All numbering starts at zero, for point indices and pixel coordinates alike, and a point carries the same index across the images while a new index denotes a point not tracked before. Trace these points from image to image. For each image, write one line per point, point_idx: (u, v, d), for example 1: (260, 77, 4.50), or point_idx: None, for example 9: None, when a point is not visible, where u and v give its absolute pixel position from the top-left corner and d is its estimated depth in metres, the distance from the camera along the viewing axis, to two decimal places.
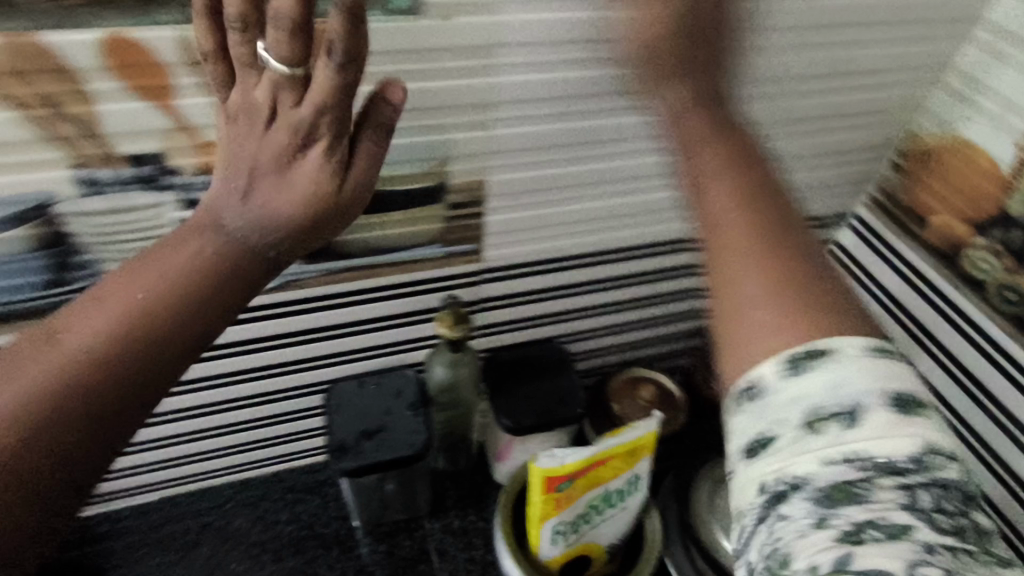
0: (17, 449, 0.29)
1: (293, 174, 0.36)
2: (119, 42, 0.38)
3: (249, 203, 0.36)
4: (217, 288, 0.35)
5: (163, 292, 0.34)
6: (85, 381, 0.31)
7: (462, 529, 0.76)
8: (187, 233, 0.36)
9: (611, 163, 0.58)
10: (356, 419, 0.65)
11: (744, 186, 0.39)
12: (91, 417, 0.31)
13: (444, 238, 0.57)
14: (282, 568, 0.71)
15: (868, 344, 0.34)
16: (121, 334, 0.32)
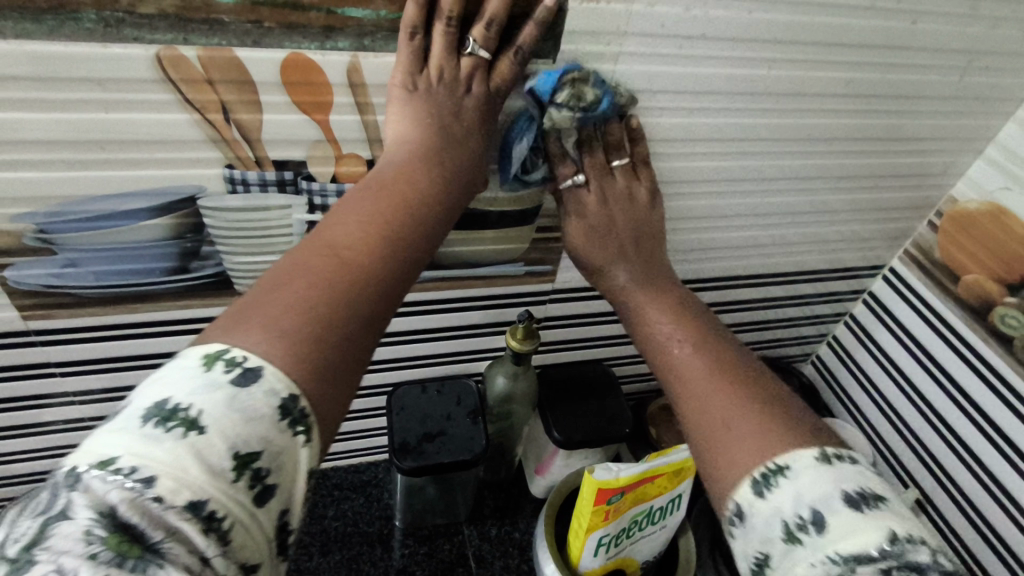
0: (320, 371, 0.34)
1: (466, 136, 0.46)
2: (299, 61, 0.43)
3: (422, 145, 0.44)
4: (422, 231, 0.41)
5: (372, 222, 0.39)
6: (343, 317, 0.36)
7: (498, 538, 0.79)
8: (367, 180, 0.42)
9: (682, 204, 0.63)
10: (418, 422, 0.69)
11: (717, 371, 0.44)
12: (358, 345, 0.36)
13: (526, 257, 0.63)
14: (326, 561, 0.74)
15: (828, 450, 0.37)
16: (359, 276, 0.37)
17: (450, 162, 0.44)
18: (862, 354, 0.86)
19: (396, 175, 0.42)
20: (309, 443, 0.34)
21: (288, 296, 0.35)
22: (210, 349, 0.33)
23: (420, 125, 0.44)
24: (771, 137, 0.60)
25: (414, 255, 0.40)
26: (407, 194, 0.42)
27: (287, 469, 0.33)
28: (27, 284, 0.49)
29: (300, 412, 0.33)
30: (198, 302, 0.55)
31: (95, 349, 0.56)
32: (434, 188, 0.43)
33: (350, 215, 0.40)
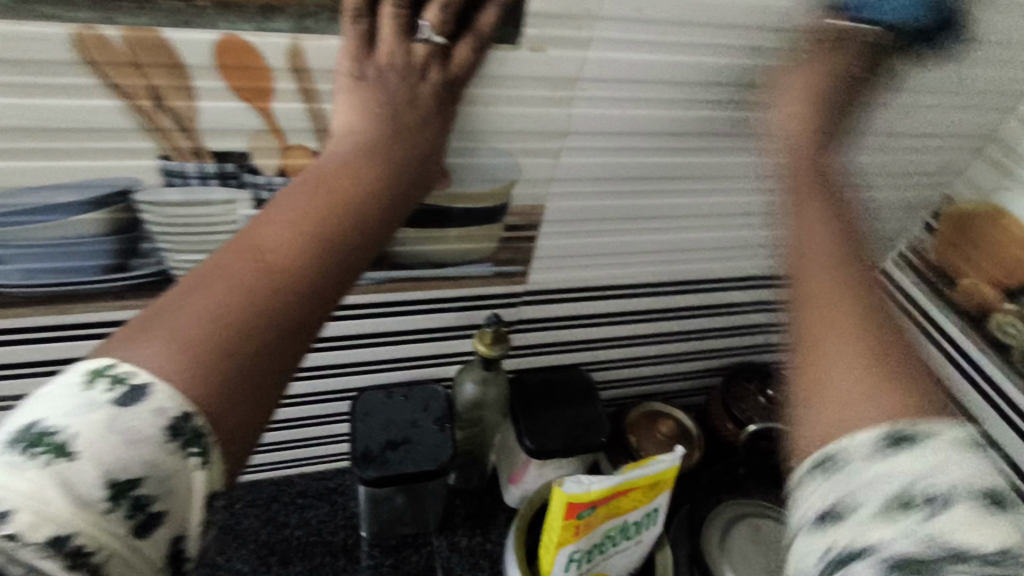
0: (225, 389, 0.31)
1: (417, 127, 0.42)
2: (236, 43, 0.39)
3: (370, 139, 0.40)
4: (359, 233, 0.37)
5: (305, 222, 0.36)
6: (256, 327, 0.33)
7: (468, 549, 0.76)
8: (308, 174, 0.38)
9: (661, 202, 0.60)
10: (383, 429, 0.66)
11: (874, 335, 0.38)
12: (274, 358, 0.33)
13: (495, 257, 0.59)
14: (287, 573, 0.71)
15: (963, 434, 0.32)
16: (277, 282, 0.34)
17: (395, 155, 0.40)
18: None
19: (334, 170, 0.38)
20: (205, 464, 0.31)
21: (196, 303, 0.32)
22: (98, 364, 0.31)
23: (363, 116, 0.41)
24: (758, 131, 0.56)
25: (348, 259, 0.37)
26: (343, 191, 0.38)
27: (179, 494, 0.31)
28: None
29: (193, 433, 0.30)
30: (139, 303, 0.52)
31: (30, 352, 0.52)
32: (375, 184, 0.39)
33: (279, 212, 0.36)
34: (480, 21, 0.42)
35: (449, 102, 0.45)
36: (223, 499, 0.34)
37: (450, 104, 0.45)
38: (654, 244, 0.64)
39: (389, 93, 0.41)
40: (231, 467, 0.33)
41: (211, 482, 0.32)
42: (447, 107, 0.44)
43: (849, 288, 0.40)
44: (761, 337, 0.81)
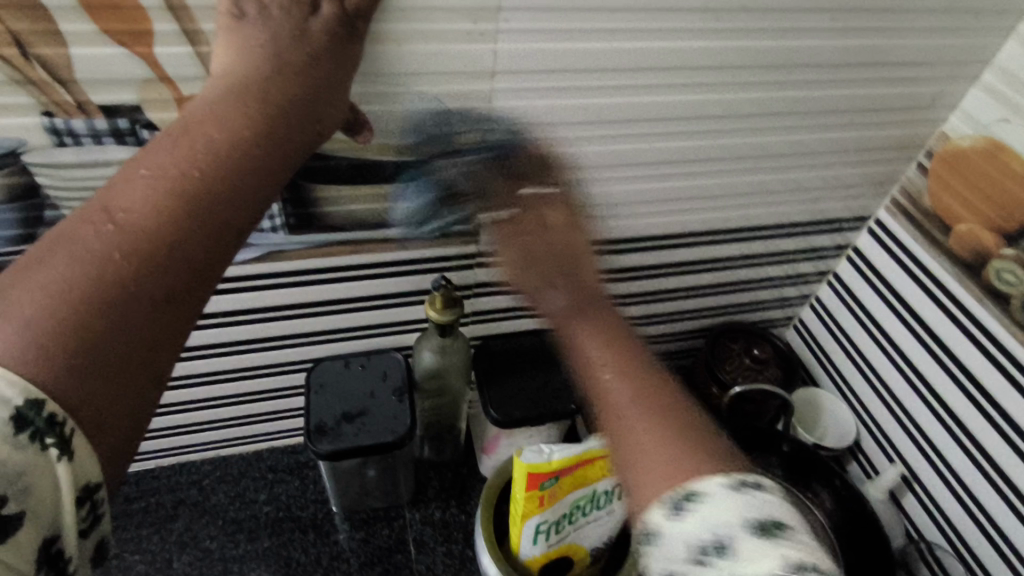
0: (80, 371, 0.28)
1: (309, 69, 0.37)
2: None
3: (249, 77, 0.36)
4: (239, 189, 0.34)
5: (167, 177, 0.32)
6: (112, 300, 0.29)
7: (442, 521, 0.73)
8: (179, 124, 0.34)
9: (616, 146, 0.55)
10: (338, 401, 0.63)
11: (640, 390, 0.39)
12: (139, 334, 0.30)
13: (440, 215, 0.55)
14: (255, 549, 0.69)
15: (735, 476, 0.33)
16: (139, 249, 0.30)
17: (282, 102, 0.36)
18: (845, 319, 0.77)
19: (204, 118, 0.34)
20: (65, 459, 0.28)
21: (40, 279, 0.29)
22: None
23: (245, 57, 0.36)
24: (720, 65, 0.51)
25: (226, 218, 0.33)
26: (217, 143, 0.34)
27: (39, 492, 0.28)
28: None
29: (45, 427, 0.27)
30: None
31: None
32: (253, 125, 0.35)
33: (140, 170, 0.32)
34: None
35: (353, 40, 0.40)
36: (101, 492, 0.31)
37: (354, 41, 0.40)
38: (616, 194, 0.59)
39: (272, 35, 0.37)
40: (105, 459, 0.30)
41: (82, 474, 0.29)
42: (351, 46, 0.40)
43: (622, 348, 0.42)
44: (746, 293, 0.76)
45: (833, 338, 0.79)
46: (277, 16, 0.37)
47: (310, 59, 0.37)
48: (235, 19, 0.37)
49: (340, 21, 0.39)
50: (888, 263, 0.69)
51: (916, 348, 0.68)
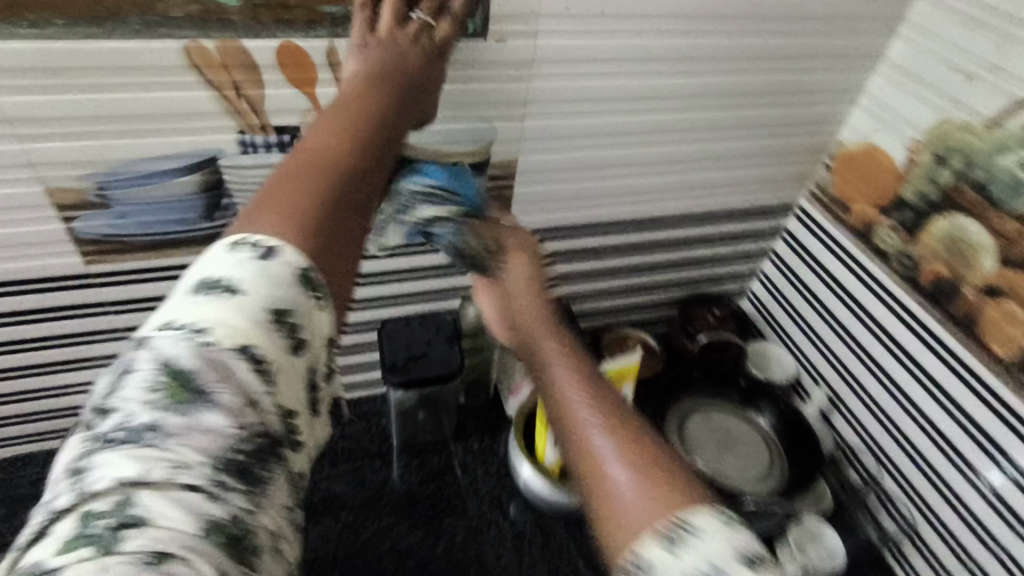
0: (319, 241, 0.41)
1: (416, 70, 0.55)
2: (291, 47, 0.57)
3: (376, 72, 0.53)
4: (380, 137, 0.49)
5: (341, 130, 0.48)
6: (330, 194, 0.43)
7: (480, 450, 0.93)
8: (337, 103, 0.51)
9: (608, 153, 0.77)
10: (405, 347, 0.83)
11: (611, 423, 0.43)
12: (339, 218, 0.43)
13: (483, 203, 0.77)
14: (335, 471, 0.89)
15: (686, 521, 0.36)
16: (328, 165, 0.44)
17: (394, 89, 0.53)
18: (784, 285, 0.99)
19: (349, 98, 0.51)
20: (324, 304, 0.41)
21: (281, 195, 0.42)
22: (236, 239, 0.40)
23: (370, 65, 0.54)
24: (678, 94, 0.74)
25: (381, 149, 0.49)
26: (358, 112, 0.50)
27: (313, 331, 0.40)
28: (92, 233, 0.64)
29: (316, 280, 0.40)
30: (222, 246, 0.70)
31: (145, 290, 0.72)
32: (384, 102, 0.52)
33: (320, 129, 0.48)
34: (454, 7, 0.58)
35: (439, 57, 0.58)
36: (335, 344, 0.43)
37: (442, 60, 0.58)
38: (608, 188, 0.81)
39: (390, 47, 0.55)
40: (337, 310, 0.43)
41: (322, 330, 0.41)
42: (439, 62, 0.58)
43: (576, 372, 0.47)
44: (711, 269, 0.99)
45: (777, 303, 1.01)
46: (390, 41, 0.55)
47: (414, 64, 0.55)
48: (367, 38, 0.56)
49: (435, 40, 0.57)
50: (810, 238, 0.93)
51: (833, 300, 0.90)
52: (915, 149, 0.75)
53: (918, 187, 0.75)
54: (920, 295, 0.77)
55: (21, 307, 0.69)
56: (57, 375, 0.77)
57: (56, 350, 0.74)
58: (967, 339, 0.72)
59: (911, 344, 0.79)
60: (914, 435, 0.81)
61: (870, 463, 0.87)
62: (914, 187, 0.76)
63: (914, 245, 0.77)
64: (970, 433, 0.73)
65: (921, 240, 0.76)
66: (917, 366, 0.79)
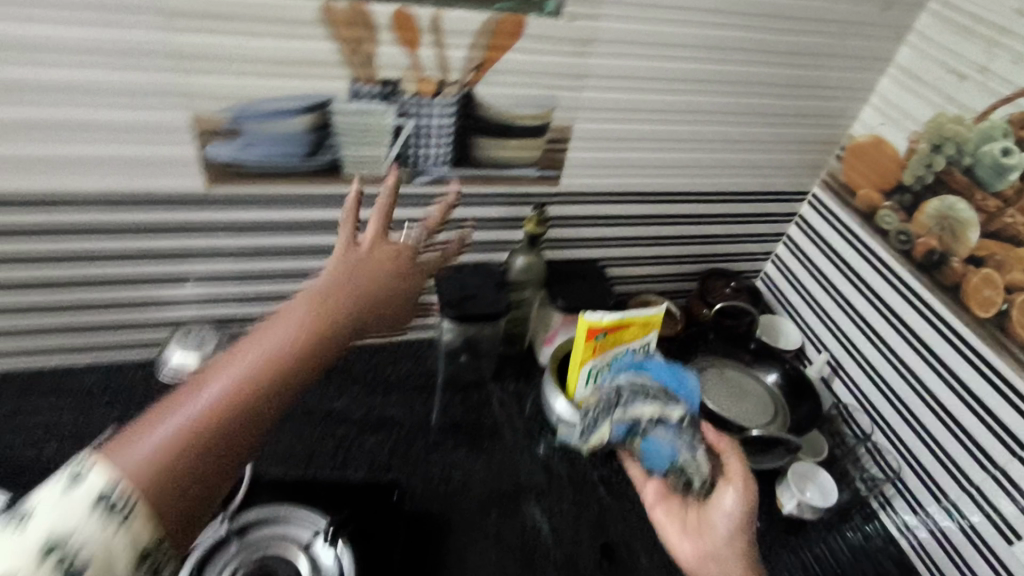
0: (174, 492, 0.42)
1: (364, 286, 0.57)
2: (352, 199, 0.60)
3: (341, 290, 0.55)
4: (321, 355, 0.51)
5: (253, 364, 0.47)
6: (211, 433, 0.44)
7: (516, 390, 1.05)
8: (279, 318, 0.51)
9: (650, 129, 0.90)
10: (460, 288, 0.94)
11: None
12: (219, 453, 0.44)
13: (539, 164, 0.89)
14: (387, 398, 0.99)
15: None
16: (263, 375, 0.47)
17: (345, 310, 0.54)
18: (794, 265, 1.10)
19: (307, 304, 0.53)
20: (125, 521, 0.40)
21: (149, 434, 0.43)
22: (78, 465, 0.41)
23: (348, 269, 0.56)
24: (712, 79, 0.87)
25: (291, 391, 0.49)
26: (289, 338, 0.50)
27: (106, 559, 0.39)
28: (220, 159, 0.77)
29: (117, 501, 0.40)
30: (320, 181, 0.82)
31: (245, 216, 0.83)
32: (345, 317, 0.54)
33: (253, 344, 0.49)
34: None
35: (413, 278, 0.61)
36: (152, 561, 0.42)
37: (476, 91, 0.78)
38: (647, 160, 0.94)
39: (351, 271, 0.57)
40: (153, 529, 0.41)
41: (122, 556, 0.40)
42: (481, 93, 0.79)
43: None
44: (730, 247, 1.11)
45: (787, 282, 1.12)
46: (366, 257, 0.58)
47: (369, 271, 0.58)
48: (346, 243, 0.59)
49: (397, 297, 0.59)
50: (820, 221, 1.04)
51: (837, 275, 1.01)
52: (916, 140, 0.87)
53: (917, 172, 0.87)
54: (913, 267, 0.88)
55: (144, 221, 0.80)
56: (158, 289, 0.88)
57: (165, 265, 0.85)
58: (953, 303, 0.83)
59: (904, 311, 0.90)
60: (904, 392, 0.91)
61: (863, 420, 0.97)
62: (913, 172, 0.88)
63: (911, 224, 0.88)
64: (951, 385, 0.84)
65: (917, 219, 0.88)
66: (908, 330, 0.90)
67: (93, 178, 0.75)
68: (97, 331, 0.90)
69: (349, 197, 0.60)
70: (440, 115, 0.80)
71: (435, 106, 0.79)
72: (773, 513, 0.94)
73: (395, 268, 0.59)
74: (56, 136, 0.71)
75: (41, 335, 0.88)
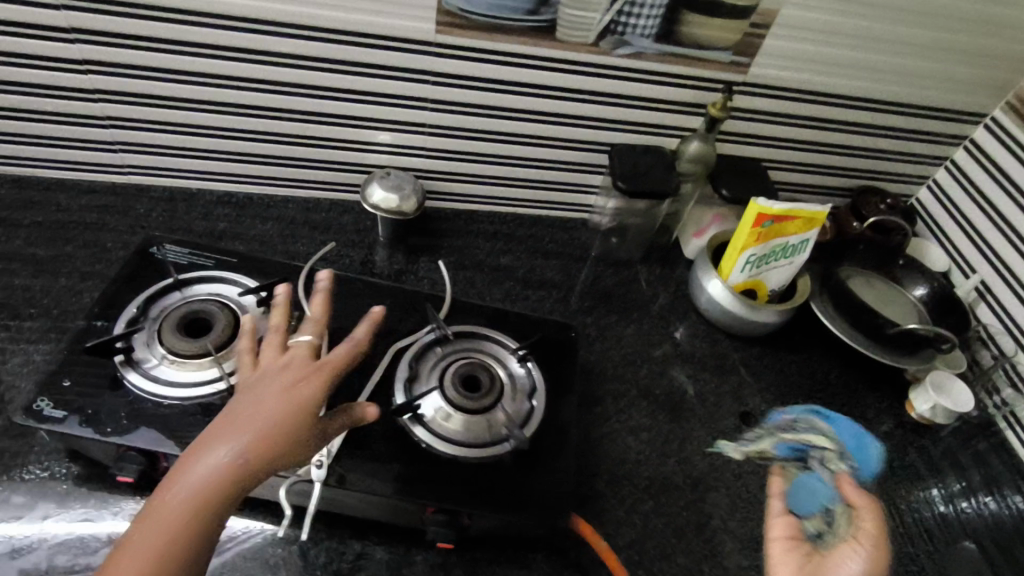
0: None
1: (292, 412, 0.61)
2: (250, 326, 0.70)
3: (261, 386, 0.63)
4: (268, 470, 0.58)
5: (212, 480, 0.56)
6: (187, 529, 0.54)
7: (663, 274, 1.11)
8: (222, 424, 0.60)
9: (851, 25, 0.91)
10: (633, 165, 0.99)
11: None
12: (187, 550, 0.54)
13: (736, 48, 0.91)
14: (548, 264, 1.08)
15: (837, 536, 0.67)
16: (184, 516, 0.54)
17: (312, 381, 0.64)
18: (953, 190, 1.11)
19: (265, 406, 0.61)
20: None
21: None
22: None
23: (273, 375, 0.64)
24: None
25: (258, 475, 0.58)
26: (222, 463, 0.57)
27: None
28: (451, 6, 0.83)
29: None
30: (532, 40, 0.87)
31: (460, 67, 0.90)
32: (307, 404, 0.62)
33: (204, 445, 0.58)
34: None
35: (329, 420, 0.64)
36: None
37: None
38: (837, 59, 0.95)
39: (268, 394, 0.62)
40: None
41: None
42: None
43: None
44: (890, 165, 1.12)
45: (941, 206, 1.13)
46: (304, 347, 0.69)
47: (326, 386, 0.64)
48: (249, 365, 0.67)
49: (318, 405, 0.63)
50: (995, 146, 1.04)
51: (1003, 199, 1.01)
52: None
53: None
54: None
55: (370, 61, 0.88)
56: (364, 131, 0.96)
57: (379, 107, 0.93)
58: None
59: None
60: None
61: (1005, 342, 1.01)
62: None
63: None
64: None
65: None
66: None
67: (343, 12, 0.83)
68: (306, 165, 1.00)
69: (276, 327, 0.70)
70: None
71: None
72: (902, 413, 0.99)
73: (304, 402, 0.62)
74: None
75: (257, 164, 0.98)
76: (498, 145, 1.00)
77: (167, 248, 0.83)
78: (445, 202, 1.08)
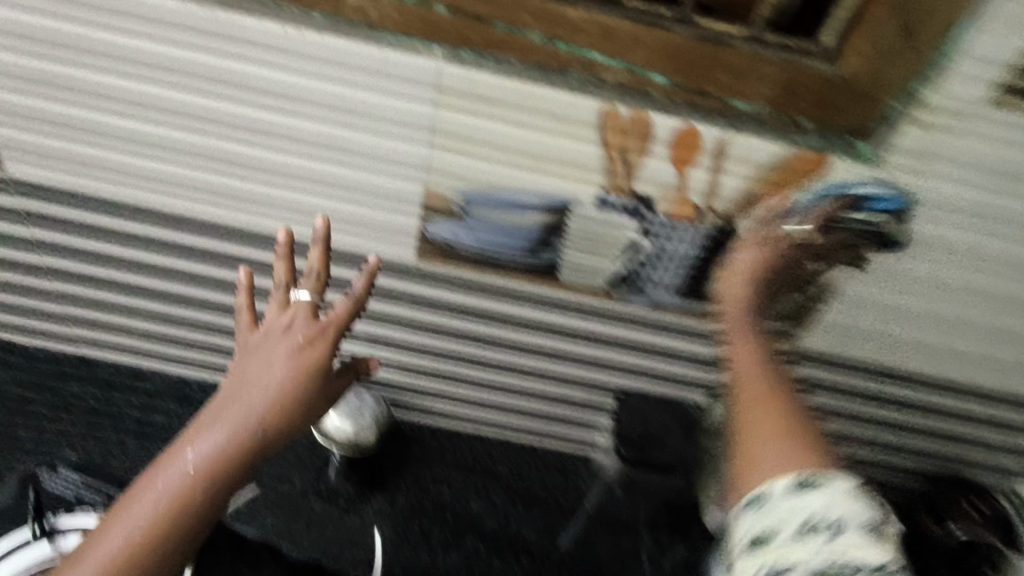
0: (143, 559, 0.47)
1: (299, 383, 0.51)
2: (245, 282, 0.56)
3: (257, 355, 0.52)
4: (273, 434, 0.51)
5: (217, 456, 0.49)
6: (218, 474, 0.49)
7: (669, 547, 0.90)
8: (220, 397, 0.51)
9: (937, 310, 0.71)
10: (645, 424, 0.81)
11: (764, 396, 0.57)
12: (210, 498, 0.49)
13: (781, 314, 0.73)
14: (527, 517, 0.90)
15: (803, 477, 0.49)
16: (196, 480, 0.49)
17: (317, 342, 0.53)
18: None
19: (265, 367, 0.51)
20: None
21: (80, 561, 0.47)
22: None
23: (268, 340, 0.53)
24: None
25: (271, 437, 0.51)
26: (225, 436, 0.49)
27: None
28: (435, 237, 0.71)
29: None
30: (530, 279, 0.74)
31: (443, 293, 0.77)
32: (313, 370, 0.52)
33: (203, 421, 0.50)
34: (838, 120, 0.57)
35: (339, 375, 0.55)
36: None
37: None
38: (917, 340, 0.74)
39: (267, 364, 0.52)
40: None
41: None
42: None
43: (765, 396, 0.57)
44: (982, 455, 0.88)
45: None
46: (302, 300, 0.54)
47: (326, 352, 0.53)
48: (247, 329, 0.55)
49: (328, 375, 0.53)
50: None
51: None
52: None
53: None
54: None
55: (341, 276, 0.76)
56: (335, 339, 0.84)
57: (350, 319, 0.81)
58: None
59: None
60: None
61: None
62: None
63: None
64: None
65: None
66: None
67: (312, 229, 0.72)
68: None
69: (275, 279, 0.56)
70: (685, 241, 0.67)
71: (682, 230, 0.67)
72: None
73: (314, 364, 0.52)
74: (292, 183, 0.69)
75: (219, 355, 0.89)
76: (486, 371, 0.85)
77: (61, 471, 0.79)
78: (416, 412, 0.92)
